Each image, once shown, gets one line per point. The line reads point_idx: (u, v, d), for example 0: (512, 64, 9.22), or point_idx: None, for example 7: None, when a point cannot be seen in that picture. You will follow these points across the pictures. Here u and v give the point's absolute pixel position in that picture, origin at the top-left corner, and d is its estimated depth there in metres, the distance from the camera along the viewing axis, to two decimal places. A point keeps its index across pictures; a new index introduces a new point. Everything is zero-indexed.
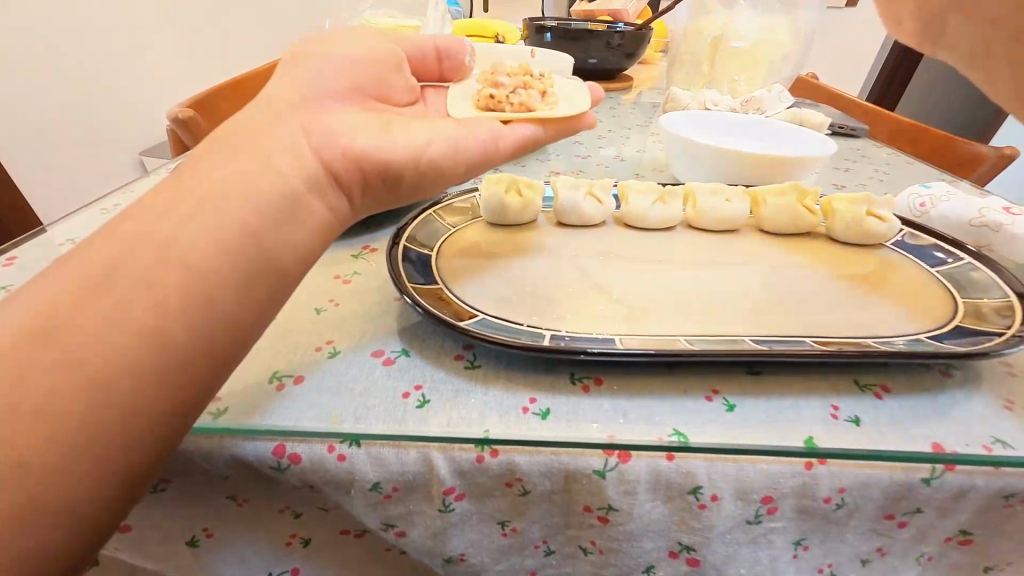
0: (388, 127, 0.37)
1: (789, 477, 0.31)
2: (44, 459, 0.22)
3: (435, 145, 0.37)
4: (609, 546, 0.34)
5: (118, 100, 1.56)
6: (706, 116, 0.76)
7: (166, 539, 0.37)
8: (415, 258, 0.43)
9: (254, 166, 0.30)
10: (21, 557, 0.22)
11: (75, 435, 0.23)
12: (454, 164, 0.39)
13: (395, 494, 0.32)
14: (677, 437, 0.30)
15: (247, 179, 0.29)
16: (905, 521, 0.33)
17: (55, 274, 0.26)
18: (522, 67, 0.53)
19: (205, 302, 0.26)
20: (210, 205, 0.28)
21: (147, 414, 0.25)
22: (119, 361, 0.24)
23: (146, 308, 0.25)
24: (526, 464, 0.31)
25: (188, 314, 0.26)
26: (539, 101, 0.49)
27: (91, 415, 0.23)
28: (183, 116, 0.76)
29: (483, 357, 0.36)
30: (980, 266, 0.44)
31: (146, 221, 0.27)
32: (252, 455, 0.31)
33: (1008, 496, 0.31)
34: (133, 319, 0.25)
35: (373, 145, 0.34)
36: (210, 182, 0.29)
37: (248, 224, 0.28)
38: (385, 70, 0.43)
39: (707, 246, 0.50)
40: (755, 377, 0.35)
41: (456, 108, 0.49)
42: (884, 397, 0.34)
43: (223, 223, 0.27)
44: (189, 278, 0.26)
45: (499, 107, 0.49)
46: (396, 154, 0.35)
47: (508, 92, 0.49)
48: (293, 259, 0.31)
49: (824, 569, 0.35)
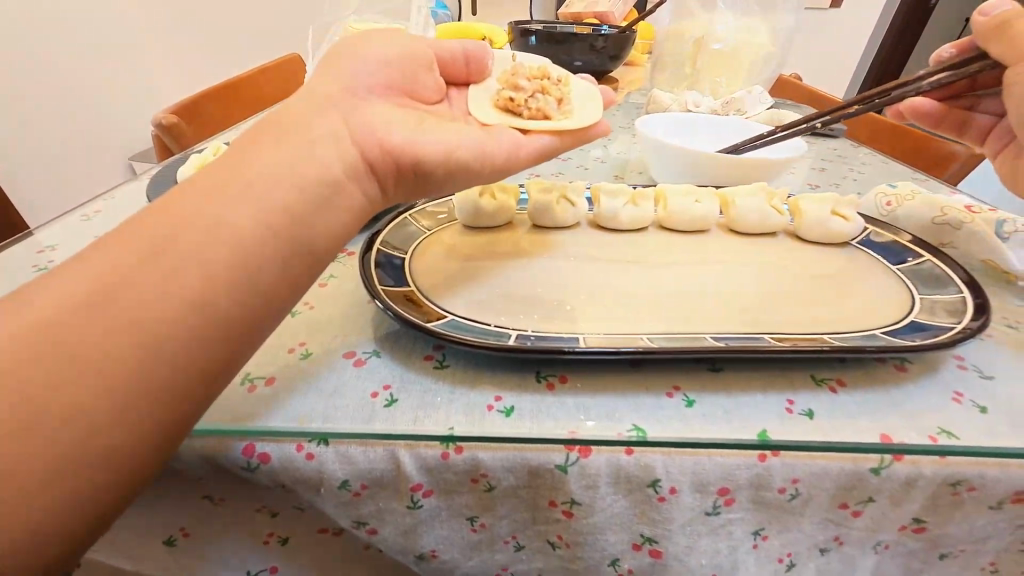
0: (418, 131, 0.38)
1: (744, 469, 0.32)
2: (105, 405, 0.24)
3: (461, 153, 0.39)
4: (575, 541, 0.35)
5: (105, 104, 1.55)
6: (684, 119, 0.78)
7: (143, 539, 0.38)
8: (388, 261, 0.44)
9: (299, 149, 0.32)
10: (78, 492, 0.24)
11: (133, 386, 0.25)
12: (478, 167, 0.41)
13: (364, 492, 0.33)
14: (635, 432, 0.31)
15: (292, 162, 0.31)
16: (859, 510, 0.34)
17: (117, 238, 0.28)
18: (540, 70, 0.53)
19: (230, 282, 0.27)
20: (257, 183, 0.30)
21: (193, 373, 0.27)
22: (127, 357, 0.25)
23: (156, 307, 0.26)
24: (489, 460, 0.32)
25: (193, 315, 0.26)
26: (556, 109, 0.50)
27: (147, 368, 0.25)
28: (167, 122, 0.76)
29: (452, 357, 0.37)
30: (937, 263, 0.45)
31: (201, 193, 0.29)
32: (222, 456, 0.31)
33: (955, 483, 0.32)
34: (187, 283, 0.26)
35: (406, 141, 0.36)
36: (259, 161, 0.31)
37: (290, 204, 0.30)
38: (416, 71, 0.43)
39: (680, 246, 0.51)
40: (716, 374, 0.36)
41: (479, 110, 0.49)
42: (838, 391, 0.35)
43: (269, 200, 0.29)
44: (236, 249, 0.28)
45: (517, 111, 0.49)
46: (427, 151, 0.37)
47: (527, 97, 0.49)
48: (328, 241, 0.32)
49: (784, 558, 0.36)
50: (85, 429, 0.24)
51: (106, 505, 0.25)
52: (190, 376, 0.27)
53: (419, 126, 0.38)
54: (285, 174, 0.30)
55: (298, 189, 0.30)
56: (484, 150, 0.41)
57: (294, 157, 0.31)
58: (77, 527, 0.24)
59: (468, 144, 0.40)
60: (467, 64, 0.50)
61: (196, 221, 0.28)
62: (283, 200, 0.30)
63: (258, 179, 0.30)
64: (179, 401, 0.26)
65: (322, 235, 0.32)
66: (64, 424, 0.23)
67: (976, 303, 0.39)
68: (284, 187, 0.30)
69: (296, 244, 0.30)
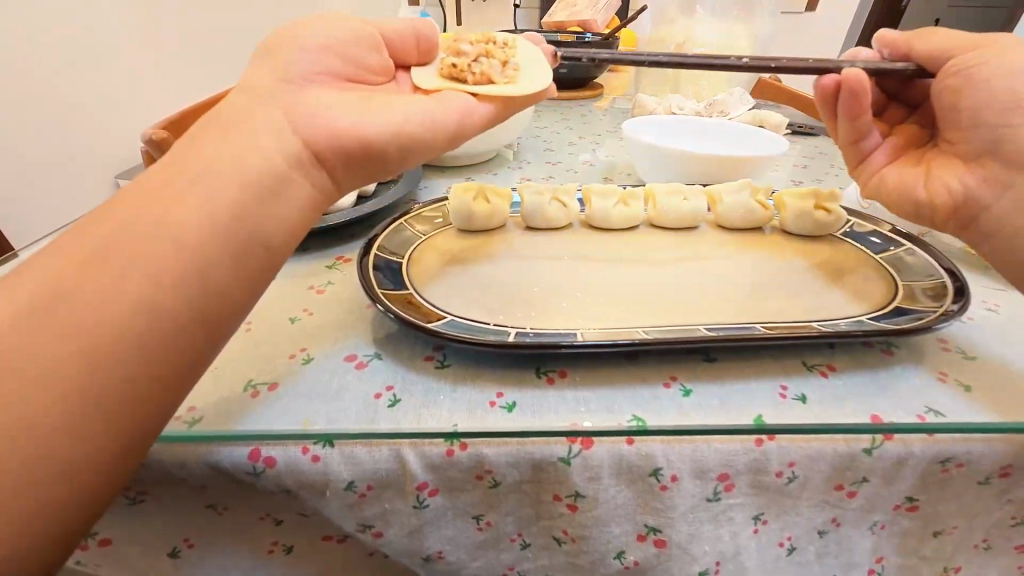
0: (365, 109, 0.38)
1: (742, 454, 0.33)
2: (58, 409, 0.24)
3: (408, 128, 0.39)
4: (580, 534, 0.36)
5: None
6: (669, 121, 0.80)
7: (147, 551, 0.38)
8: (385, 265, 0.44)
9: (241, 149, 0.32)
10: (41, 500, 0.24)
11: (85, 390, 0.25)
12: (433, 136, 0.41)
13: (370, 493, 0.33)
14: (635, 422, 0.32)
15: (235, 161, 0.31)
16: (854, 491, 0.35)
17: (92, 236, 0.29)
18: (485, 35, 0.53)
19: (181, 283, 0.28)
20: (199, 185, 0.30)
21: (147, 374, 0.27)
22: (74, 369, 0.25)
23: (119, 313, 0.26)
24: (493, 455, 0.32)
25: (143, 321, 0.27)
26: (500, 73, 0.50)
27: (99, 373, 0.25)
28: (158, 136, 0.75)
29: (452, 357, 0.37)
30: (917, 251, 0.47)
31: (143, 202, 0.29)
32: (227, 461, 0.32)
33: (944, 460, 0.33)
34: (134, 287, 0.27)
35: (354, 122, 0.37)
36: (198, 165, 0.31)
37: (236, 202, 0.30)
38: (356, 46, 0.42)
39: (669, 243, 0.52)
40: (711, 363, 0.37)
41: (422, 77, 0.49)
42: (829, 375, 0.36)
43: (213, 200, 0.30)
44: (184, 250, 0.28)
45: (462, 76, 0.49)
46: (376, 129, 0.37)
47: (470, 62, 0.49)
48: (281, 236, 0.33)
49: (784, 543, 0.37)
50: (55, 434, 0.24)
51: (84, 515, 0.26)
52: (157, 379, 0.27)
53: (365, 105, 0.38)
54: (234, 172, 0.31)
55: (258, 190, 0.32)
56: (432, 122, 0.41)
57: (241, 158, 0.32)
58: (53, 540, 0.25)
59: (414, 117, 0.40)
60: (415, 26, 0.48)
61: (157, 226, 0.28)
62: (229, 201, 0.30)
63: (210, 181, 0.30)
64: (147, 401, 0.27)
65: (275, 237, 0.33)
66: (36, 430, 0.24)
67: (955, 286, 0.41)
68: (239, 188, 0.31)
69: (246, 245, 0.31)
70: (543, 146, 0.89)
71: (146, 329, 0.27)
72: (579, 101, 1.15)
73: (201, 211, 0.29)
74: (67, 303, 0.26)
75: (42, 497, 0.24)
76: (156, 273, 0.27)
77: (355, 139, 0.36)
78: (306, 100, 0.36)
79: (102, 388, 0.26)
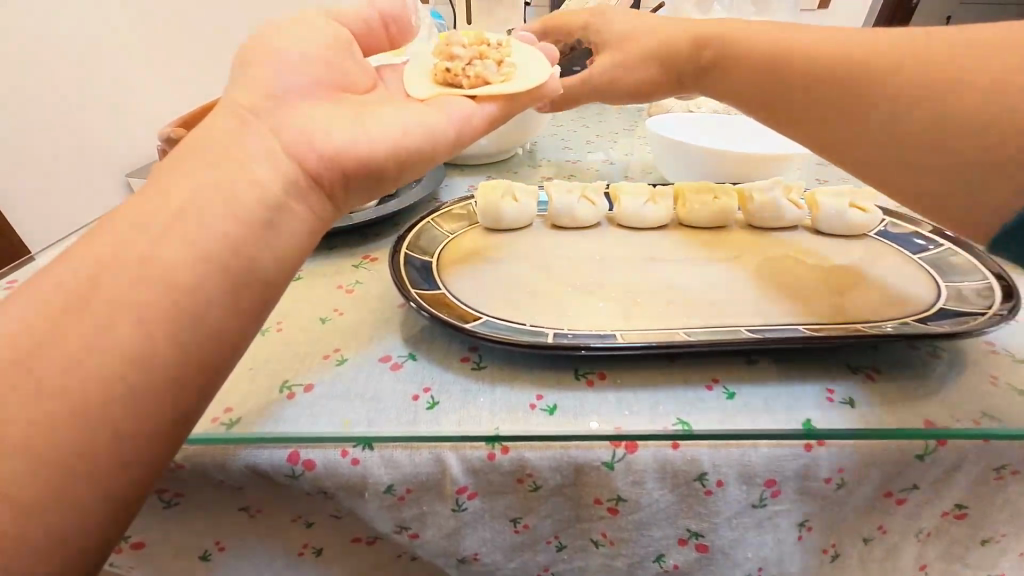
0: (360, 123, 0.36)
1: (790, 460, 0.32)
2: (34, 480, 0.22)
3: (406, 142, 0.37)
4: (619, 537, 0.35)
5: None
6: (690, 119, 0.79)
7: (178, 554, 0.37)
8: (417, 264, 0.44)
9: (236, 172, 0.29)
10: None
11: (65, 455, 0.23)
12: (432, 151, 0.39)
13: (408, 496, 0.33)
14: (681, 426, 0.31)
15: (229, 186, 0.28)
16: (903, 498, 0.34)
17: None
18: (477, 39, 0.54)
19: (174, 327, 0.25)
20: (191, 214, 0.27)
21: (133, 431, 0.24)
22: (51, 427, 0.23)
23: (108, 360, 0.24)
24: (536, 459, 0.31)
25: (130, 374, 0.24)
26: (494, 72, 0.50)
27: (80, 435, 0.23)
28: (176, 136, 0.75)
29: (489, 357, 0.37)
30: (958, 251, 0.46)
31: (128, 233, 0.26)
32: (265, 464, 0.31)
33: (999, 467, 0.32)
34: (119, 336, 0.24)
35: (347, 140, 0.34)
36: (189, 189, 0.28)
37: (231, 235, 0.27)
38: (338, 55, 0.40)
39: (699, 242, 0.51)
40: (754, 366, 0.36)
41: (412, 82, 0.50)
42: (876, 378, 0.35)
43: (205, 235, 0.27)
44: (177, 293, 0.25)
45: (456, 81, 0.49)
46: (376, 147, 0.35)
47: (463, 66, 0.50)
48: (280, 268, 0.30)
49: (828, 549, 0.36)
50: (58, 473, 0.23)
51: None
52: (163, 404, 0.25)
53: (359, 120, 0.36)
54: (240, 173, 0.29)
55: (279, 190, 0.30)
56: (431, 134, 0.39)
57: (234, 184, 0.28)
58: None
59: (416, 128, 0.38)
60: (386, 31, 0.48)
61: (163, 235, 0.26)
62: (221, 234, 0.27)
63: (214, 187, 0.28)
64: (152, 432, 0.25)
65: (276, 268, 0.30)
66: (41, 466, 0.22)
67: (1003, 286, 0.40)
68: (262, 192, 0.29)
69: (244, 279, 0.28)
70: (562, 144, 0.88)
71: (156, 349, 0.25)
72: (593, 99, 1.14)
73: (209, 221, 0.27)
74: (76, 323, 0.24)
75: (45, 542, 0.22)
76: (165, 288, 0.25)
77: (358, 158, 0.34)
78: (325, 115, 0.34)
79: (109, 421, 0.24)
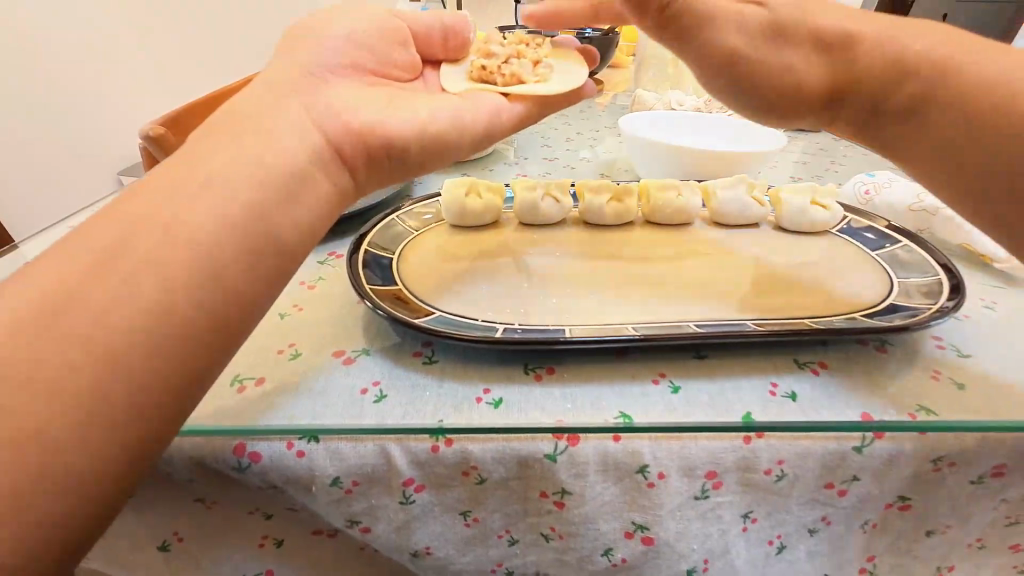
0: (386, 110, 0.37)
1: (729, 452, 0.33)
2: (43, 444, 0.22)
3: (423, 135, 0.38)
4: (568, 530, 0.35)
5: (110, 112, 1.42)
6: (667, 117, 0.79)
7: (136, 546, 0.38)
8: (375, 261, 0.44)
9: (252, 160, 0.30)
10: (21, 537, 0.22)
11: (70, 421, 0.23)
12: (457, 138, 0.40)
13: (356, 489, 0.33)
14: (622, 419, 0.32)
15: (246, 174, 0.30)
16: (844, 490, 0.35)
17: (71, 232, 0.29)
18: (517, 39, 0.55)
19: (183, 304, 0.26)
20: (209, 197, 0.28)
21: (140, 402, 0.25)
22: (57, 395, 0.23)
23: (116, 332, 0.24)
24: (479, 452, 0.32)
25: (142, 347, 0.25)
26: (529, 73, 0.50)
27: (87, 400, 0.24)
28: (154, 133, 0.75)
29: (441, 353, 0.37)
30: (914, 248, 0.46)
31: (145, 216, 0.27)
32: (212, 456, 0.32)
33: (936, 459, 0.33)
34: (128, 308, 0.25)
35: (368, 127, 0.35)
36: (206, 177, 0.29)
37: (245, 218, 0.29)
38: (383, 45, 0.42)
39: (665, 239, 0.52)
40: (701, 361, 0.36)
41: (448, 78, 0.50)
42: (820, 373, 0.36)
43: (218, 215, 0.28)
44: (189, 271, 0.26)
45: (491, 78, 0.49)
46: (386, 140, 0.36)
47: (500, 64, 0.50)
48: (291, 237, 0.31)
49: (774, 541, 0.37)
50: (52, 454, 0.23)
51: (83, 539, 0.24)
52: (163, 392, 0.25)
53: (389, 107, 0.38)
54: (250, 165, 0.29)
55: (288, 187, 0.30)
56: (450, 126, 0.40)
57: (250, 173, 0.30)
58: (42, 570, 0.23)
59: (439, 120, 0.40)
60: (442, 41, 0.51)
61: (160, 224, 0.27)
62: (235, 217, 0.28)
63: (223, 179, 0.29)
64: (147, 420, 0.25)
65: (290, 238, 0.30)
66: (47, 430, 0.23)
67: (952, 283, 0.40)
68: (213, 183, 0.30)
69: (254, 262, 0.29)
70: (541, 141, 0.88)
71: (153, 336, 0.25)
72: (579, 97, 1.14)
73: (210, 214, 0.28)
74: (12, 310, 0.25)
75: (35, 522, 0.22)
76: (148, 279, 0.25)
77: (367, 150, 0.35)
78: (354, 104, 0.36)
79: (111, 406, 0.24)
